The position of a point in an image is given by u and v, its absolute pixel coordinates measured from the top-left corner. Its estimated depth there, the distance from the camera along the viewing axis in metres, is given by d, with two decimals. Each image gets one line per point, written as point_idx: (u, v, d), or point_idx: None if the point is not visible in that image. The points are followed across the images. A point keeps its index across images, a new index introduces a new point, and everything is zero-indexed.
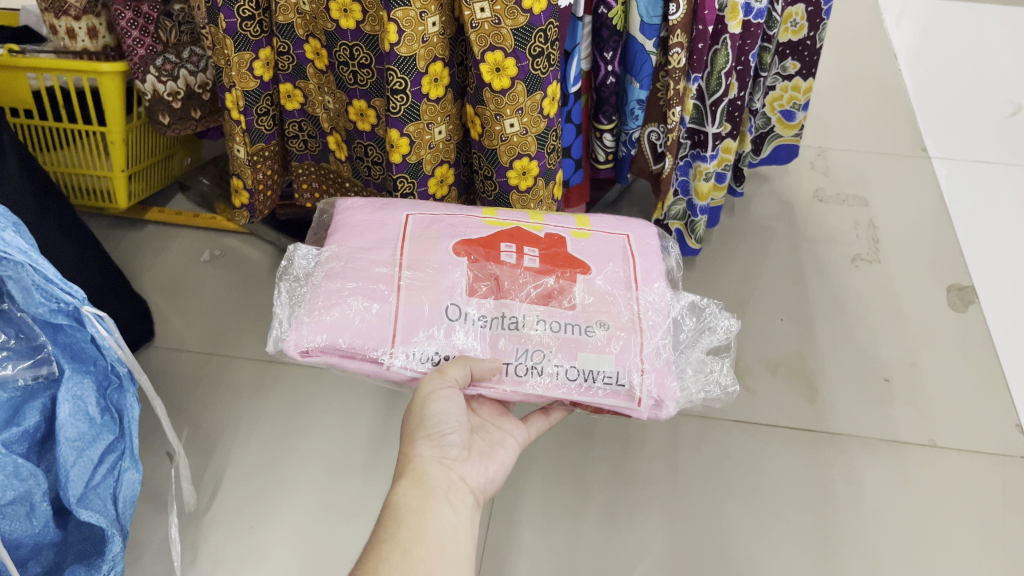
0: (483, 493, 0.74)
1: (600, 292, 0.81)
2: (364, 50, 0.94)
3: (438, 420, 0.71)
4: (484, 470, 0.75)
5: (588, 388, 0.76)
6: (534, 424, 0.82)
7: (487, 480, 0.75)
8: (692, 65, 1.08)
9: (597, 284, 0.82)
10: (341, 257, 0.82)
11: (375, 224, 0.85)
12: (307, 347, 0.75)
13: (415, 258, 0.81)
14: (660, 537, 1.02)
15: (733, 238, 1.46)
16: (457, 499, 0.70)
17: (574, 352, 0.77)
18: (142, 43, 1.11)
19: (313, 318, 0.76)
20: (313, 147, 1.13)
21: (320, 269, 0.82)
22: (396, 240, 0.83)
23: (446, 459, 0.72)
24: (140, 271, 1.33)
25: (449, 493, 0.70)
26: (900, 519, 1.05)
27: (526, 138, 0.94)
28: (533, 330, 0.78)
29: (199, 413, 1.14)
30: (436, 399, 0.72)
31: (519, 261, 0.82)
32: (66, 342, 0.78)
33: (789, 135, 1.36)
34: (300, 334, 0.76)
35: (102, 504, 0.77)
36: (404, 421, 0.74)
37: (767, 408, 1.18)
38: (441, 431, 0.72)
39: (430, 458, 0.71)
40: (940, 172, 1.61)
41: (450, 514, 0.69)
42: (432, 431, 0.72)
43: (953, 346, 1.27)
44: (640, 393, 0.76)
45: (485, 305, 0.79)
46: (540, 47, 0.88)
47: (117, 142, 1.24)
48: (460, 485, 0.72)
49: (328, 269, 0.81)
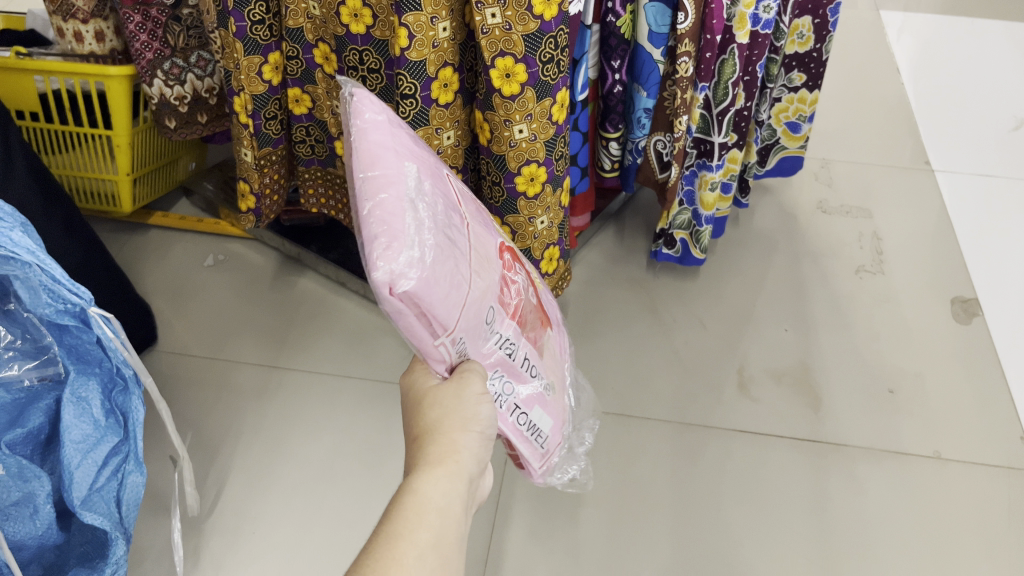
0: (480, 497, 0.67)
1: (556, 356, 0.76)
2: (374, 55, 0.94)
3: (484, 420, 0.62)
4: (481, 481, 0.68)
5: (527, 442, 0.70)
6: None
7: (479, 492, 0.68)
8: (699, 75, 1.08)
9: (551, 347, 0.76)
10: (427, 181, 0.58)
11: (436, 167, 0.62)
12: (403, 286, 0.51)
13: (474, 234, 0.64)
14: (664, 547, 1.02)
15: (736, 248, 1.46)
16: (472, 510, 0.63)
17: (536, 404, 0.70)
18: (149, 47, 1.11)
19: (424, 251, 0.53)
20: (320, 152, 1.13)
21: (412, 177, 0.56)
22: (458, 202, 0.63)
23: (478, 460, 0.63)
24: (143, 275, 1.33)
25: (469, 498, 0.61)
26: (905, 531, 1.04)
27: (535, 144, 0.94)
28: (524, 364, 0.68)
29: (202, 417, 1.13)
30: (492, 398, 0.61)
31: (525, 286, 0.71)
32: (71, 343, 0.77)
33: (795, 147, 1.36)
34: (405, 264, 0.51)
35: (106, 506, 0.76)
36: (434, 405, 0.62)
37: (771, 418, 1.17)
38: (482, 432, 0.63)
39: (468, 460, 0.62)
40: (943, 186, 1.62)
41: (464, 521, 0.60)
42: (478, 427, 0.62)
43: (958, 358, 1.27)
44: (547, 458, 0.73)
45: (507, 325, 0.66)
46: (550, 53, 0.89)
47: (123, 146, 1.24)
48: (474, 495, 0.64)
49: (417, 191, 0.55)
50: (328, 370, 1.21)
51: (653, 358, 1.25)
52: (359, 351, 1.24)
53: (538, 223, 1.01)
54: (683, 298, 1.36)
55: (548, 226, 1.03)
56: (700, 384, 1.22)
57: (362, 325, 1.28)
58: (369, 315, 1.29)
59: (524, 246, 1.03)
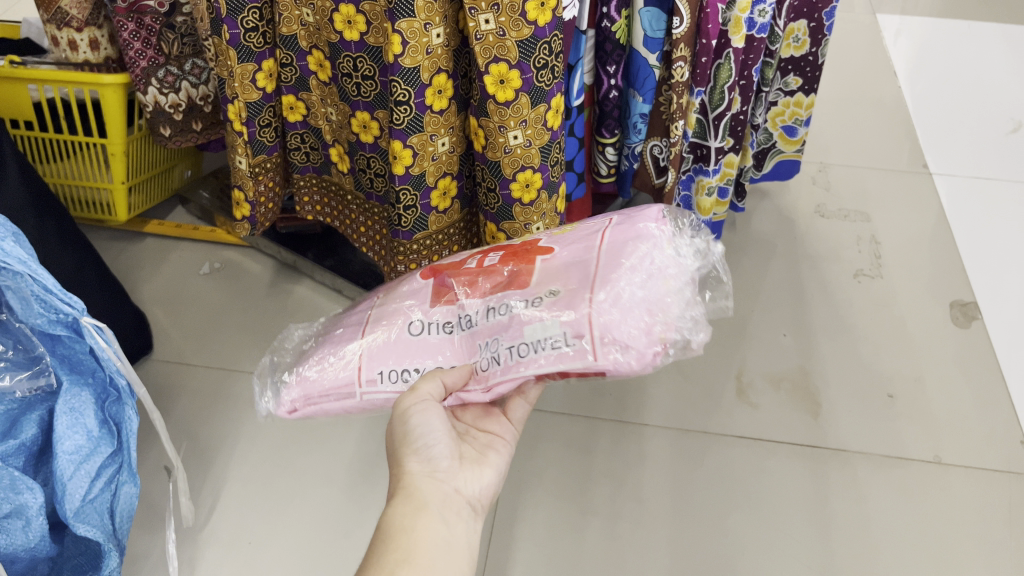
0: (479, 500, 0.71)
1: (554, 270, 0.78)
2: (368, 62, 0.94)
3: (421, 432, 0.70)
4: (477, 477, 0.72)
5: (534, 358, 0.72)
6: (517, 410, 0.80)
7: (483, 486, 0.72)
8: (696, 79, 1.08)
9: (559, 261, 0.79)
10: (325, 337, 0.87)
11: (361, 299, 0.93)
12: (292, 406, 0.82)
13: (385, 309, 0.83)
14: (662, 554, 1.01)
15: (734, 253, 1.45)
16: (452, 514, 0.67)
17: (519, 328, 0.74)
18: (144, 55, 1.11)
19: (302, 377, 0.82)
20: (315, 159, 1.13)
21: (317, 337, 0.89)
22: (373, 299, 0.89)
23: (438, 472, 0.69)
24: (140, 284, 1.33)
25: (442, 511, 0.67)
26: (905, 537, 1.04)
27: (530, 150, 0.94)
28: (487, 321, 0.77)
29: (198, 426, 1.13)
30: (412, 414, 0.70)
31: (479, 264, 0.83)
32: (64, 353, 0.77)
33: (791, 151, 1.36)
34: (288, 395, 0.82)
35: (99, 518, 0.75)
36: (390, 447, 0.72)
37: (770, 423, 1.17)
38: (426, 443, 0.69)
39: (419, 473, 0.69)
40: (941, 189, 1.61)
41: (441, 529, 0.66)
42: (417, 445, 0.69)
43: (957, 362, 1.26)
44: (584, 338, 0.71)
45: (445, 311, 0.80)
46: (545, 59, 0.88)
47: (117, 154, 1.24)
48: (454, 497, 0.69)
49: (318, 344, 0.85)
50: None
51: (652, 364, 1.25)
52: None
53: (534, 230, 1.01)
54: None
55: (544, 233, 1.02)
56: (698, 389, 1.21)
57: None
58: None
59: None
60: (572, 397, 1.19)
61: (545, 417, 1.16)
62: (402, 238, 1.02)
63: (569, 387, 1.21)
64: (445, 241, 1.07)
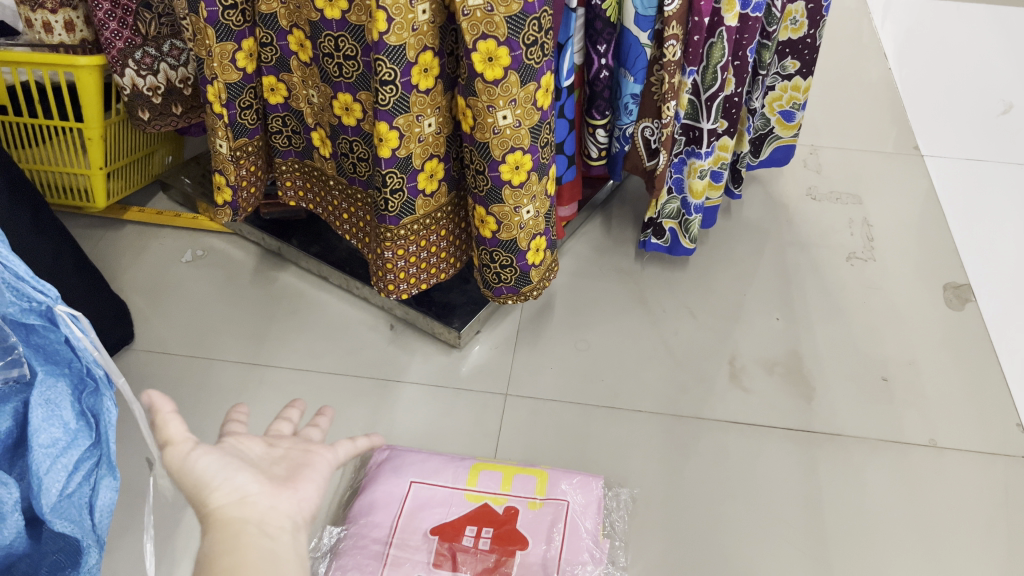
0: (303, 513, 0.56)
1: (531, 567, 0.93)
2: (350, 41, 0.91)
3: (210, 473, 0.54)
4: (301, 485, 0.57)
5: None
6: (342, 446, 0.63)
7: (303, 498, 0.56)
8: (687, 58, 1.06)
9: None
10: None
11: None
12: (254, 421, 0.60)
13: None
14: (655, 540, 0.99)
15: (726, 237, 1.44)
16: (272, 528, 0.53)
17: None
18: (119, 36, 1.08)
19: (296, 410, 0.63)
20: (297, 144, 1.10)
21: None
22: None
23: (245, 495, 0.54)
24: (120, 272, 1.30)
25: (263, 523, 0.53)
26: (900, 521, 1.02)
27: (519, 131, 0.92)
28: None
29: (180, 417, 1.10)
30: (194, 457, 0.54)
31: (475, 541, 0.95)
32: (38, 343, 0.73)
33: (788, 136, 1.34)
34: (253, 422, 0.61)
35: (77, 514, 0.72)
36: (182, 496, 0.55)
37: (763, 408, 1.15)
38: (227, 477, 0.54)
39: (225, 504, 0.53)
40: (933, 171, 1.60)
41: (264, 539, 0.52)
42: (214, 483, 0.54)
43: (950, 345, 1.25)
44: None
45: None
46: (534, 35, 0.86)
47: (95, 138, 1.21)
48: (271, 511, 0.54)
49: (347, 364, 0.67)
50: (312, 368, 1.18)
51: (643, 349, 1.23)
52: (343, 347, 1.21)
53: (524, 213, 0.99)
54: (670, 287, 1.34)
55: (534, 216, 1.00)
56: (691, 375, 1.20)
57: (346, 321, 1.25)
58: (355, 311, 1.26)
59: (510, 236, 1.00)
60: (564, 385, 1.17)
61: (536, 404, 1.15)
62: (389, 223, 1.00)
63: (560, 372, 1.19)
64: (435, 226, 1.05)
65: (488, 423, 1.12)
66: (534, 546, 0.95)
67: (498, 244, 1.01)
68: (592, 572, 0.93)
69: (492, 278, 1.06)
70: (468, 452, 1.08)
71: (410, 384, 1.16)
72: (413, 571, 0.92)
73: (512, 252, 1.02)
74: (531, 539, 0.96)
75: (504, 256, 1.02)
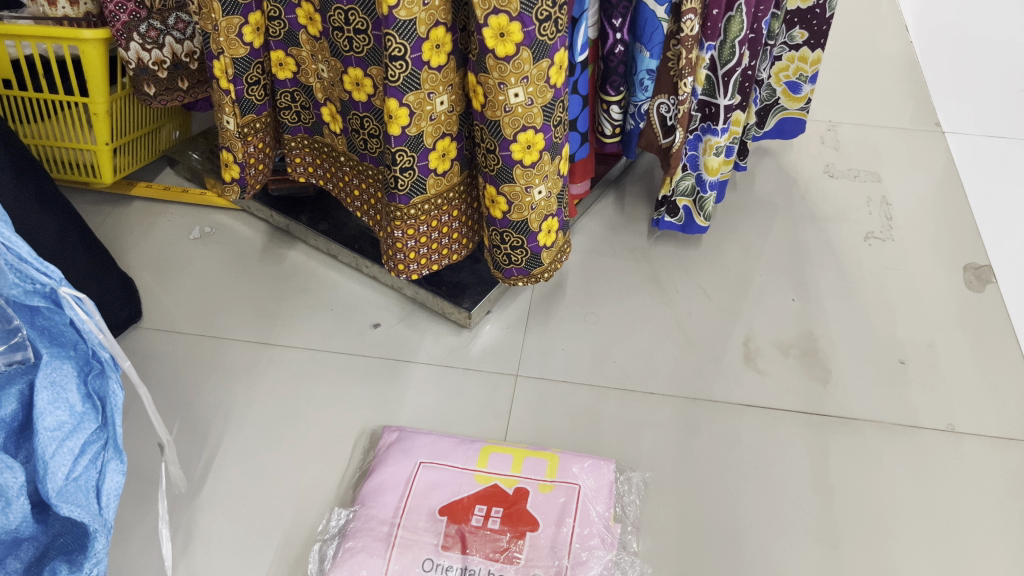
0: None
1: (541, 550, 0.92)
2: (360, 14, 0.88)
3: None
4: None
5: None
6: None
7: None
8: (705, 33, 1.04)
9: None
10: None
11: None
12: None
13: None
14: (668, 525, 0.98)
15: (741, 216, 1.41)
16: None
17: None
18: (124, 8, 1.05)
19: None
20: (307, 119, 1.08)
21: None
22: None
23: None
24: (128, 249, 1.29)
25: None
26: (918, 507, 1.01)
27: (532, 109, 0.89)
28: None
29: (189, 396, 1.09)
30: None
31: (484, 521, 0.94)
32: (43, 325, 0.73)
33: (795, 108, 1.31)
34: None
35: (84, 498, 0.70)
36: None
37: (778, 391, 1.13)
38: None
39: None
40: (954, 148, 1.57)
41: None
42: None
43: (969, 328, 1.23)
44: None
45: None
46: (547, 11, 0.83)
47: (101, 114, 1.19)
48: None
49: None
50: (320, 347, 1.17)
51: (655, 330, 1.21)
52: (351, 327, 1.20)
53: (536, 193, 0.96)
54: (685, 266, 1.31)
55: (546, 196, 0.98)
56: (705, 356, 1.18)
57: (355, 300, 1.23)
58: (364, 291, 1.25)
59: (521, 217, 0.98)
60: (575, 366, 1.16)
61: (548, 385, 1.13)
62: (399, 202, 0.98)
63: (571, 353, 1.18)
64: (445, 206, 1.03)
65: (498, 405, 1.10)
66: (543, 528, 0.94)
67: (509, 224, 0.99)
68: (602, 558, 0.92)
69: (502, 259, 1.05)
70: (478, 434, 1.07)
71: (419, 364, 1.15)
72: (420, 554, 0.91)
73: (524, 232, 1.00)
74: (540, 521, 0.95)
75: (515, 236, 1.00)
